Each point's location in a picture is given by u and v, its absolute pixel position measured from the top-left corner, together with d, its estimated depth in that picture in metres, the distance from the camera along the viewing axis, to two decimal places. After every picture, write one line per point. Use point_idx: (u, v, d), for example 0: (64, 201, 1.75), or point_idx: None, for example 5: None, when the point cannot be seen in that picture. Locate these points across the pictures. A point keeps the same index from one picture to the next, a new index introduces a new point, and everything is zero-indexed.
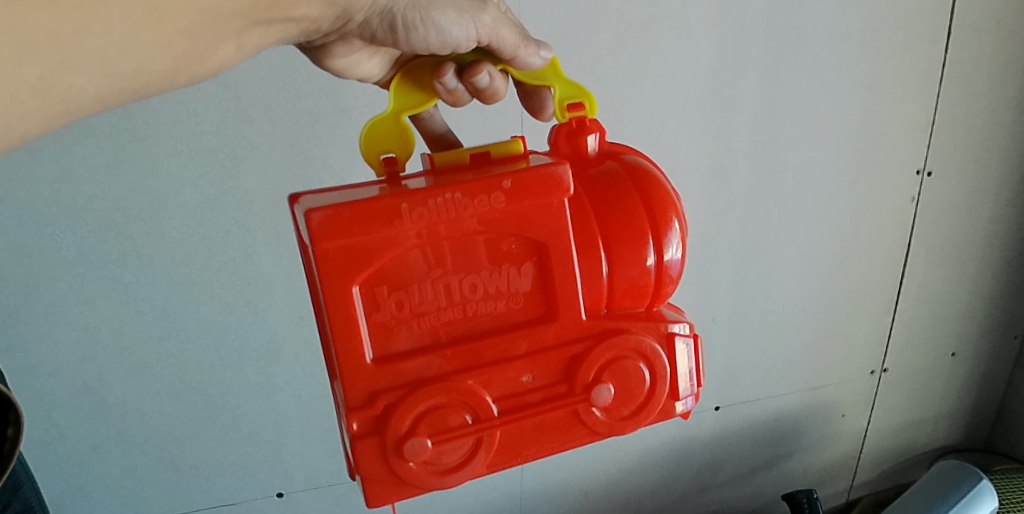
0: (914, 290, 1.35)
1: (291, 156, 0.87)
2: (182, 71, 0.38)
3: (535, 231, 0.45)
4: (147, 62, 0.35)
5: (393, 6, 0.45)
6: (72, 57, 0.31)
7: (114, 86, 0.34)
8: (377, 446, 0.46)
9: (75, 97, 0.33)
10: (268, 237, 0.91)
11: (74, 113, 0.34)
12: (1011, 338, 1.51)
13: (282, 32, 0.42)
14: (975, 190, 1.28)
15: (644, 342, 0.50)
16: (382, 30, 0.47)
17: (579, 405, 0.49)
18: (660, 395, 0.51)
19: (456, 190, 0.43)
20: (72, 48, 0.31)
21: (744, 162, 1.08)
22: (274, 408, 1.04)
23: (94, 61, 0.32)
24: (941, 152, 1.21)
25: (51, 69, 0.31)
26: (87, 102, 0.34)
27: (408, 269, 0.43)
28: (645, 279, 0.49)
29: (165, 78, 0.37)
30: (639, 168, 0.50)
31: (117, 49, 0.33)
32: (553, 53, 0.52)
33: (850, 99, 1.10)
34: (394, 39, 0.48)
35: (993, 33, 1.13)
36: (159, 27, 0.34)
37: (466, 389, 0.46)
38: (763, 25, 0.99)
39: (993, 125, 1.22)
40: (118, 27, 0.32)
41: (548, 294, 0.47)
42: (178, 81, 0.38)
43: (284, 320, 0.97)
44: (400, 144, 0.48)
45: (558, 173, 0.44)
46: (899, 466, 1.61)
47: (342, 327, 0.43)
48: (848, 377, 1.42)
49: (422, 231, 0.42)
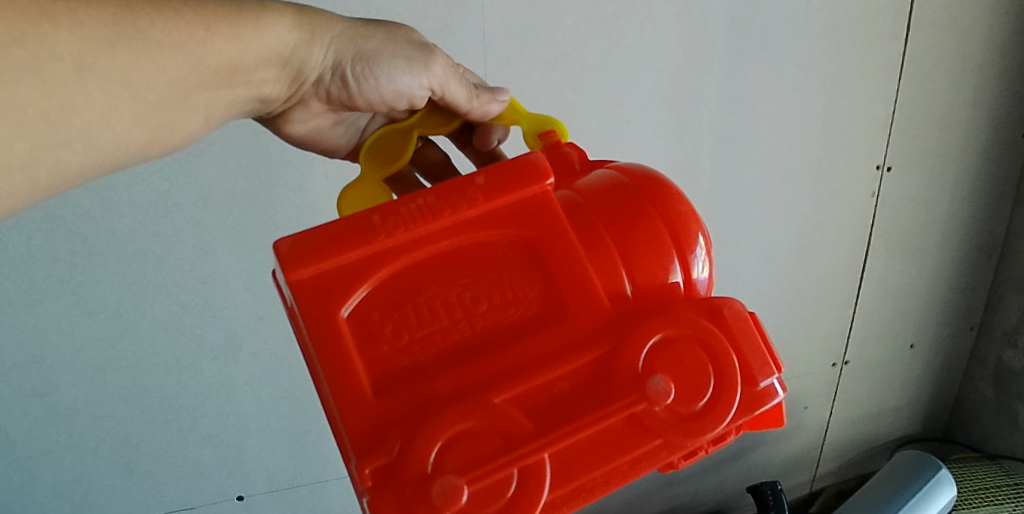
0: (875, 284, 1.45)
1: (250, 149, 0.90)
2: (155, 143, 0.42)
3: (518, 227, 0.48)
4: (123, 136, 0.39)
5: (342, 61, 0.53)
6: (57, 132, 0.35)
7: (96, 158, 0.38)
8: (409, 497, 0.41)
9: (59, 169, 0.36)
10: (225, 236, 0.94)
11: (55, 186, 0.37)
12: (966, 329, 1.60)
13: (245, 97, 0.48)
14: (932, 185, 1.37)
15: (687, 323, 0.47)
16: (337, 86, 0.55)
17: (636, 406, 0.44)
18: (735, 380, 0.46)
19: (427, 197, 0.48)
20: (57, 123, 0.35)
21: (706, 157, 1.16)
22: (232, 409, 1.07)
23: (77, 136, 0.36)
24: (899, 148, 1.30)
25: (39, 142, 0.34)
26: (69, 176, 0.37)
27: (398, 286, 0.46)
28: (656, 262, 0.49)
29: (140, 150, 0.41)
30: (632, 169, 0.53)
31: (97, 123, 0.37)
32: (508, 95, 0.60)
33: (808, 94, 1.17)
34: (349, 93, 0.56)
35: (950, 31, 1.21)
36: (134, 101, 0.38)
37: (493, 406, 0.44)
38: (728, 22, 1.05)
39: (948, 123, 1.31)
40: (98, 102, 0.37)
41: (552, 294, 0.48)
42: (152, 152, 0.42)
43: (243, 319, 1.01)
44: (380, 206, 0.50)
45: (532, 159, 0.49)
46: (862, 456, 1.71)
47: (337, 356, 0.44)
48: (811, 368, 1.50)
49: (401, 242, 0.46)
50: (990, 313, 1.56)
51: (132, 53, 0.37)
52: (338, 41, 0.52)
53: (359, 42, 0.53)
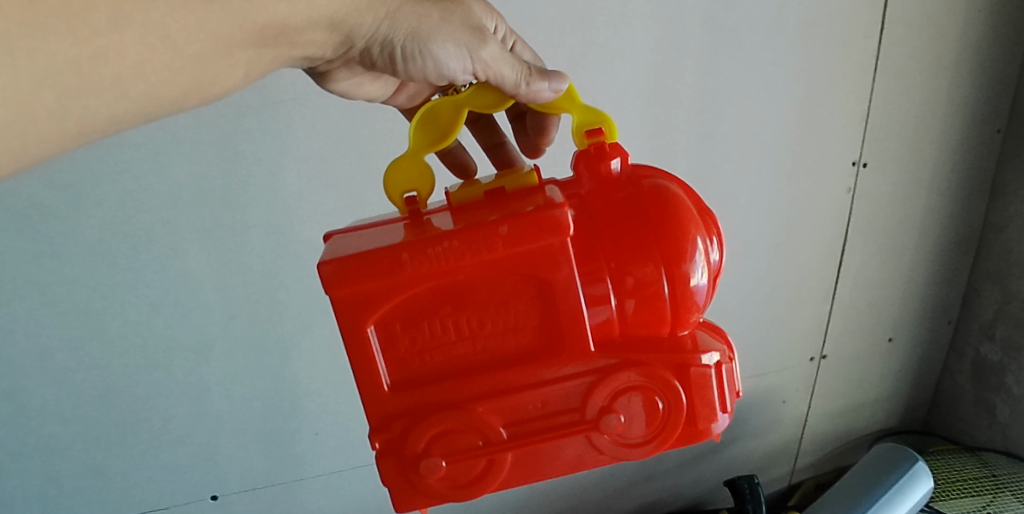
0: (852, 279, 1.30)
1: (218, 151, 0.82)
2: (192, 95, 0.39)
3: (540, 268, 0.42)
4: (159, 89, 0.37)
5: (393, 37, 0.45)
6: (86, 83, 0.34)
7: (128, 110, 0.36)
8: (396, 464, 0.45)
9: (89, 118, 0.35)
10: (196, 234, 0.86)
11: (90, 134, 0.36)
12: (945, 324, 1.45)
13: (285, 58, 0.43)
14: (910, 179, 1.21)
15: (656, 371, 0.45)
16: (382, 60, 0.47)
17: (589, 432, 0.45)
18: (681, 423, 0.46)
19: (454, 239, 0.42)
20: (87, 72, 0.33)
21: (682, 153, 1.05)
22: (206, 409, 1.00)
23: (108, 86, 0.35)
24: (876, 142, 1.14)
25: (66, 91, 0.33)
26: (101, 125, 0.36)
27: (416, 305, 0.43)
28: (659, 309, 0.44)
29: (177, 102, 0.39)
30: (664, 193, 0.45)
31: (129, 75, 0.35)
32: (568, 82, 0.48)
33: (785, 92, 1.04)
34: (393, 68, 0.48)
35: (925, 29, 1.06)
36: (171, 54, 0.36)
37: (476, 416, 0.44)
38: (702, 19, 0.95)
39: (926, 119, 1.15)
40: (130, 54, 0.34)
41: (556, 329, 0.44)
42: (189, 104, 0.40)
43: (215, 320, 0.93)
44: (421, 180, 0.46)
45: (557, 216, 0.41)
46: (840, 449, 1.60)
47: (359, 360, 0.43)
48: (789, 363, 1.38)
49: (425, 275, 0.41)
50: (967, 307, 1.41)
51: (172, 6, 0.35)
52: (396, 12, 0.44)
53: (415, 16, 0.45)
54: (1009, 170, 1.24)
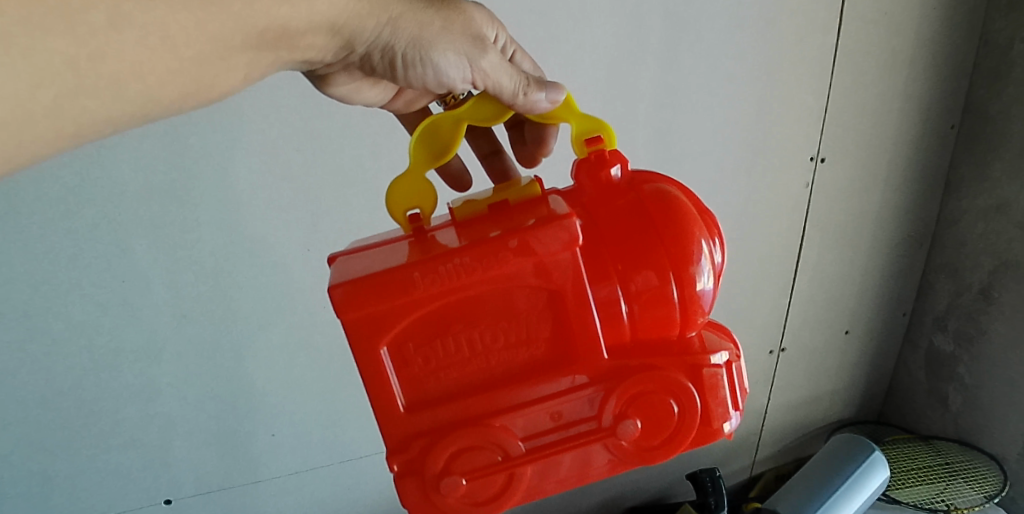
0: (811, 273, 1.33)
1: (167, 143, 0.78)
2: (191, 97, 0.39)
3: (551, 282, 0.43)
4: (157, 89, 0.36)
5: (394, 44, 0.45)
6: (84, 82, 0.33)
7: (123, 111, 0.36)
8: (418, 484, 0.45)
9: (84, 120, 0.34)
10: (142, 233, 0.82)
11: (83, 136, 0.36)
12: (900, 315, 1.50)
13: (286, 62, 0.43)
14: (866, 174, 1.24)
15: (670, 377, 0.46)
16: (381, 65, 0.47)
17: (607, 440, 0.46)
18: (696, 425, 0.47)
19: (464, 254, 0.42)
20: (85, 71, 0.33)
21: (642, 149, 1.04)
22: (158, 411, 0.97)
23: (106, 87, 0.34)
24: (833, 139, 1.16)
25: (64, 91, 0.33)
26: (95, 126, 0.35)
27: (428, 323, 0.43)
28: (669, 315, 0.45)
29: (175, 104, 0.38)
30: (667, 199, 0.45)
31: (127, 75, 0.35)
32: (566, 92, 0.48)
33: (743, 88, 1.04)
34: (392, 74, 0.48)
35: (881, 26, 1.07)
36: (172, 55, 0.36)
37: (494, 430, 0.45)
38: (662, 14, 0.93)
39: (881, 117, 1.18)
40: (129, 53, 0.34)
41: (567, 339, 0.45)
42: (187, 106, 0.39)
43: (165, 319, 0.90)
44: (424, 197, 0.46)
45: (568, 226, 0.42)
46: (798, 441, 1.65)
47: (374, 384, 0.43)
48: (750, 356, 1.41)
49: (438, 294, 0.41)
50: (921, 300, 1.46)
51: (173, 6, 0.34)
52: (398, 18, 0.44)
53: (417, 24, 0.45)
54: (963, 165, 1.26)
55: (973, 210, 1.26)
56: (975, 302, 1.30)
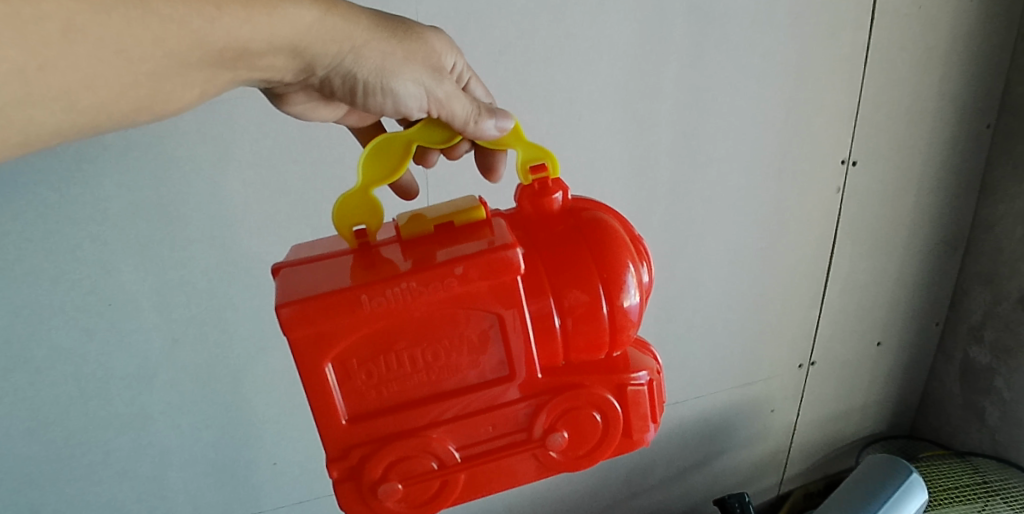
0: (842, 282, 1.29)
1: (153, 158, 0.74)
2: (144, 111, 0.39)
3: (492, 303, 0.42)
4: (109, 102, 0.36)
5: (356, 72, 0.45)
6: (34, 93, 0.33)
7: (74, 123, 0.36)
8: (354, 490, 0.45)
9: (32, 129, 0.34)
10: (130, 252, 0.79)
11: (31, 144, 0.36)
12: (933, 325, 1.45)
13: (244, 81, 0.43)
14: (900, 179, 1.20)
15: (598, 393, 0.47)
16: (342, 90, 0.47)
17: (537, 450, 0.47)
18: (618, 436, 0.48)
19: (411, 278, 0.40)
20: (35, 84, 0.33)
21: (665, 156, 0.99)
22: (151, 441, 0.95)
23: (55, 99, 0.34)
24: (866, 142, 1.12)
25: (10, 103, 0.32)
26: (44, 135, 0.35)
27: (368, 340, 0.41)
28: (600, 335, 0.45)
29: (125, 118, 0.38)
30: (602, 225, 0.45)
31: (80, 89, 0.34)
32: (515, 121, 0.48)
33: (773, 88, 0.99)
34: (352, 99, 0.48)
35: (916, 21, 1.04)
36: (126, 71, 0.36)
37: (432, 442, 0.45)
38: (684, 9, 0.88)
39: (916, 117, 1.14)
40: (83, 68, 0.34)
41: (506, 357, 0.44)
42: (138, 120, 0.40)
43: (157, 344, 0.87)
44: (370, 216, 0.45)
45: (511, 256, 0.41)
46: (828, 457, 1.60)
47: (316, 398, 0.42)
48: (777, 371, 1.37)
49: (381, 314, 0.40)
50: (955, 308, 1.41)
51: (128, 21, 0.34)
52: (360, 45, 0.44)
53: (380, 54, 0.45)
54: (999, 166, 1.23)
55: (1011, 214, 1.22)
56: (1015, 311, 1.24)
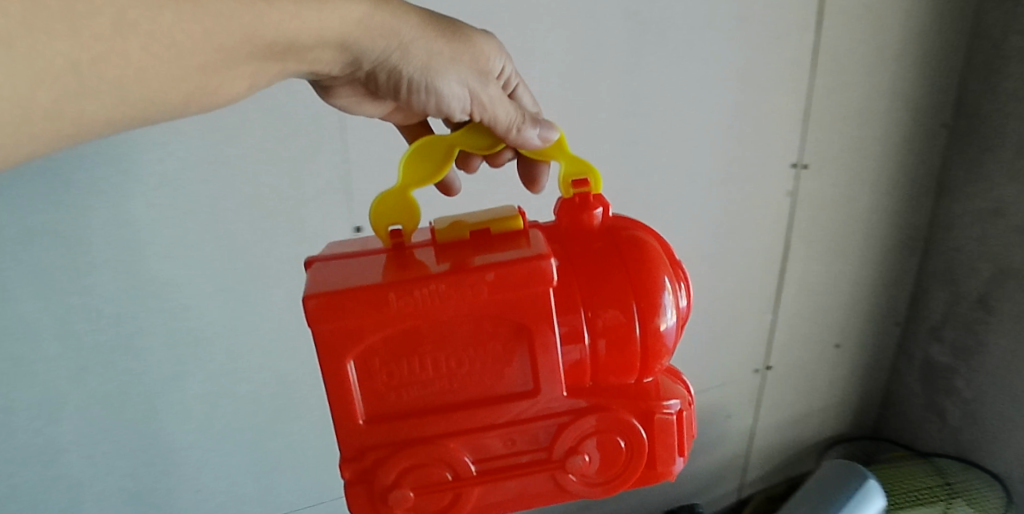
0: (797, 285, 1.28)
1: (53, 184, 0.70)
2: (193, 102, 0.39)
3: (522, 314, 0.42)
4: (159, 95, 0.37)
5: (401, 68, 0.46)
6: (87, 85, 0.33)
7: (125, 114, 0.36)
8: (365, 493, 0.45)
9: (85, 120, 0.35)
10: (28, 278, 0.73)
11: (83, 135, 0.36)
12: (894, 325, 1.46)
13: (295, 72, 0.43)
14: (853, 180, 1.22)
15: (621, 417, 0.47)
16: (386, 85, 0.48)
17: (555, 471, 0.47)
18: (641, 466, 0.48)
19: (442, 281, 0.41)
20: (88, 76, 0.33)
21: (604, 163, 0.98)
22: (65, 473, 0.85)
23: (107, 90, 0.34)
24: (818, 144, 1.14)
25: (65, 93, 0.33)
26: (97, 126, 0.36)
27: (397, 340, 0.42)
28: (630, 357, 0.45)
29: (176, 108, 0.38)
30: (641, 247, 0.46)
31: (131, 81, 0.35)
32: (558, 132, 0.48)
33: (716, 92, 1.00)
34: (395, 94, 0.48)
35: (863, 22, 1.07)
36: (178, 64, 0.36)
37: (448, 451, 0.45)
38: (621, 15, 0.89)
39: (868, 116, 1.17)
40: (135, 61, 0.34)
41: (532, 371, 0.45)
42: (189, 110, 0.40)
43: (62, 372, 0.79)
44: (406, 215, 0.46)
45: (545, 267, 0.41)
46: (790, 459, 1.55)
47: (338, 394, 0.42)
48: (733, 377, 1.34)
49: (410, 315, 0.41)
50: (916, 305, 1.41)
51: (181, 15, 0.34)
52: (409, 42, 0.45)
53: (426, 52, 0.46)
54: (953, 165, 1.25)
55: (969, 213, 1.24)
56: (974, 311, 1.26)
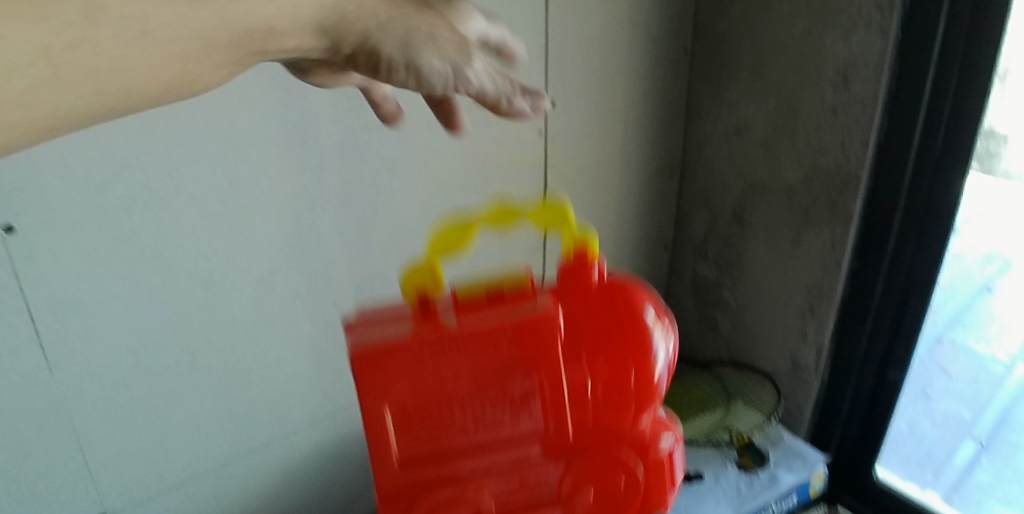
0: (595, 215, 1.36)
1: None
2: (171, 92, 0.39)
3: (538, 369, 0.48)
4: (136, 84, 0.36)
5: (382, 50, 0.44)
6: (58, 74, 0.32)
7: (97, 105, 0.35)
8: None
9: (56, 110, 0.34)
10: None
11: (50, 126, 0.35)
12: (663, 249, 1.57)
13: (272, 58, 0.43)
14: (611, 109, 1.28)
15: (626, 458, 0.54)
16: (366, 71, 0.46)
17: (564, 501, 0.54)
18: (639, 499, 0.56)
19: (471, 342, 0.46)
20: (59, 66, 0.32)
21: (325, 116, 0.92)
22: None
23: (81, 80, 0.34)
24: (559, 79, 1.17)
25: (37, 81, 0.32)
26: (67, 116, 0.35)
27: (430, 393, 0.47)
28: (627, 401, 0.52)
29: (151, 98, 0.38)
30: (636, 302, 0.51)
31: (105, 70, 0.34)
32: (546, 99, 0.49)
33: None
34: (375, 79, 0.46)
35: None
36: (155, 52, 0.35)
37: (475, 482, 0.51)
38: None
39: (611, 49, 1.22)
40: (111, 49, 0.34)
41: (546, 413, 0.51)
42: (164, 99, 0.39)
43: None
44: (433, 282, 0.48)
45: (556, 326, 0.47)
46: None
47: (375, 441, 0.47)
48: None
49: (442, 368, 0.46)
50: (680, 230, 1.54)
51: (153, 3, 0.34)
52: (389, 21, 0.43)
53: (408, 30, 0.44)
54: (701, 91, 1.39)
55: (715, 133, 1.38)
56: (731, 226, 1.43)
